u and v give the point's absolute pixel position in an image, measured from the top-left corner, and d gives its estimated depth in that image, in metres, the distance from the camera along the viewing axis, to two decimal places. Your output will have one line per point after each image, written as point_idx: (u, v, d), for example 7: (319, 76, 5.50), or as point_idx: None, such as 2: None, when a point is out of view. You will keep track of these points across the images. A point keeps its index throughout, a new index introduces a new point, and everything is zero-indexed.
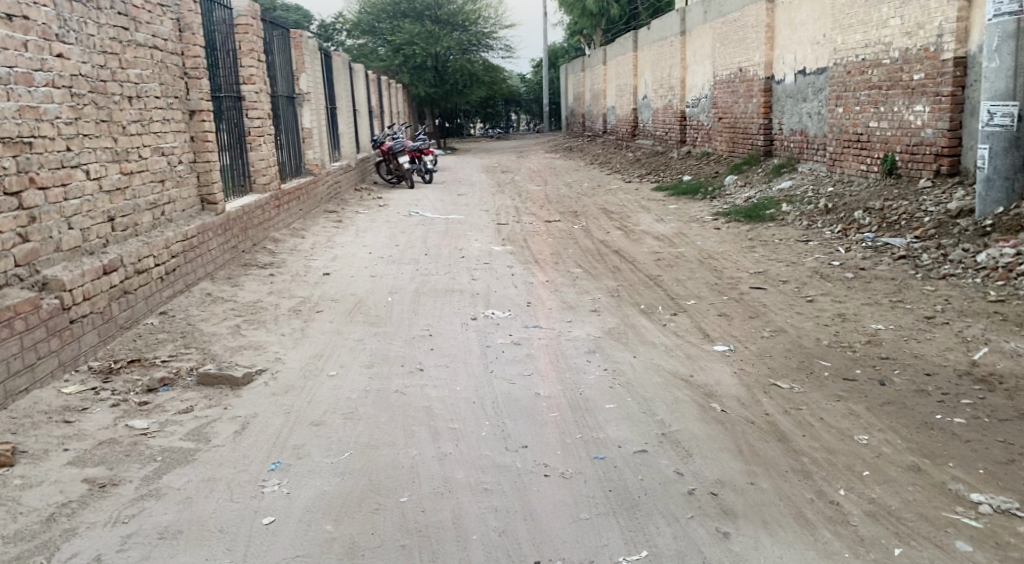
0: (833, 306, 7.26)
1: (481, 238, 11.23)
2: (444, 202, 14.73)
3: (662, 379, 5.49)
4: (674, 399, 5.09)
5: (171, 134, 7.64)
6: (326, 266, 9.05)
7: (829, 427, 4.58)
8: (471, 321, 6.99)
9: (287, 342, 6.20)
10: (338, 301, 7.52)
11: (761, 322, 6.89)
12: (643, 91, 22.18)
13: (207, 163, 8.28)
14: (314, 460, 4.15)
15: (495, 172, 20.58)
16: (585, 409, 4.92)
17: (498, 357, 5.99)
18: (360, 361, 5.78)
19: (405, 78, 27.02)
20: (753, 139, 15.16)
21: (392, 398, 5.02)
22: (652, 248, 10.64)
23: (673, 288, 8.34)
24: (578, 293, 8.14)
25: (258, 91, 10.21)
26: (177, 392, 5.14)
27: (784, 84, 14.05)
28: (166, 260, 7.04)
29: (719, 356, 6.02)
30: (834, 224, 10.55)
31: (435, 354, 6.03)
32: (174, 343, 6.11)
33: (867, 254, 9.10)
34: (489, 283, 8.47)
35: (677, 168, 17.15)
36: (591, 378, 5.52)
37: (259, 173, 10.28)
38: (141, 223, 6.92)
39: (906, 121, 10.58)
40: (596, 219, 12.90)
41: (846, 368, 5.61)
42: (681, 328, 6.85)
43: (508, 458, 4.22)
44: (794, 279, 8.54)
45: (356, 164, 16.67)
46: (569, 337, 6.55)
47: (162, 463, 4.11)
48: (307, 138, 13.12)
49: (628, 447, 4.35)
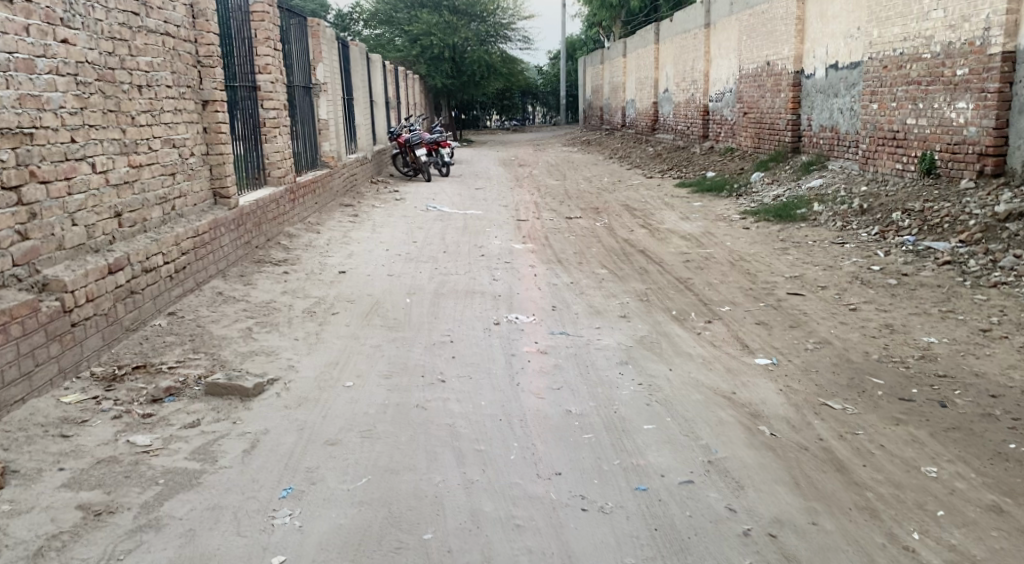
0: (879, 316, 6.88)
1: (502, 235, 10.88)
2: (462, 197, 14.36)
3: (702, 395, 5.11)
4: (717, 419, 4.72)
5: (182, 124, 7.29)
6: (343, 264, 8.71)
7: (892, 456, 4.23)
8: (495, 326, 6.62)
9: (301, 347, 5.85)
10: (356, 302, 7.17)
11: (803, 333, 6.50)
12: (664, 85, 21.73)
13: (220, 155, 7.93)
14: (329, 487, 3.79)
15: (512, 166, 20.16)
16: (621, 430, 4.54)
17: (524, 368, 5.60)
18: (378, 370, 5.42)
19: (421, 69, 26.63)
20: (780, 135, 14.71)
21: (412, 413, 4.65)
22: (679, 248, 10.23)
23: (705, 293, 7.93)
24: (605, 296, 7.75)
25: (274, 81, 9.85)
26: (184, 402, 4.77)
27: (814, 79, 13.59)
28: (176, 258, 6.69)
29: (762, 370, 5.64)
30: (870, 225, 10.12)
31: (458, 363, 5.66)
32: (182, 348, 5.75)
33: (908, 259, 8.73)
34: (511, 284, 8.10)
35: (701, 164, 16.71)
36: (624, 393, 5.14)
37: (274, 166, 9.93)
38: (150, 219, 6.57)
39: (947, 119, 10.13)
40: (619, 216, 12.49)
41: (902, 388, 5.26)
42: (718, 338, 6.46)
43: (541, 488, 3.85)
44: (832, 284, 8.15)
45: (372, 156, 16.29)
46: (599, 346, 6.16)
47: (164, 488, 3.74)
48: (323, 129, 12.74)
49: (672, 476, 3.98)
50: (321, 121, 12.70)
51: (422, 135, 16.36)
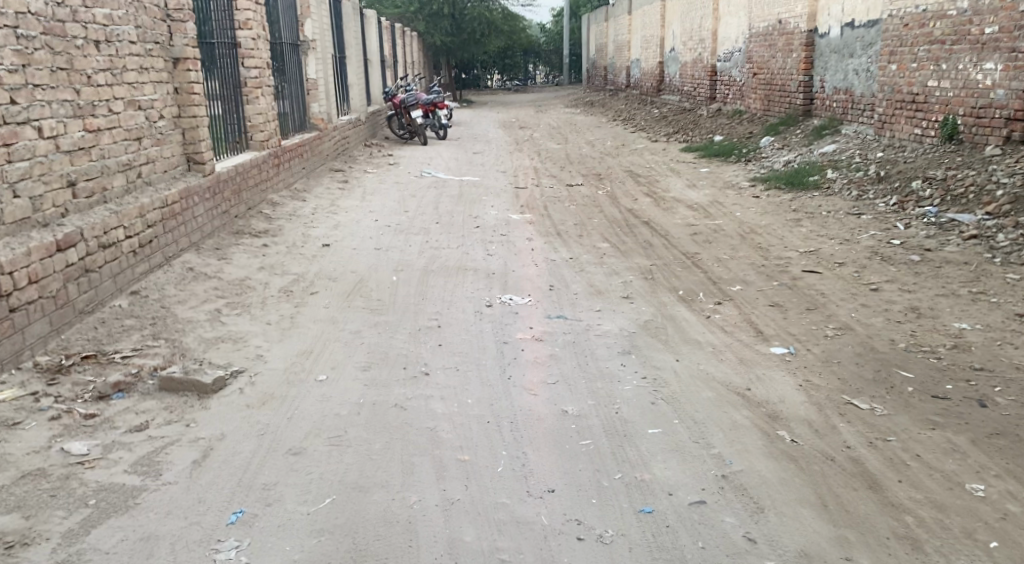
0: (903, 298, 6.34)
1: (498, 204, 10.32)
2: (459, 162, 13.75)
3: (713, 393, 4.58)
4: (730, 423, 4.19)
5: (149, 84, 6.70)
6: (327, 236, 8.17)
7: (930, 469, 3.71)
8: (487, 309, 6.09)
9: (272, 333, 5.33)
10: (338, 280, 6.64)
11: (822, 317, 5.96)
12: (670, 44, 20.97)
13: (193, 118, 7.34)
14: (287, 510, 3.33)
15: (512, 128, 19.47)
16: (624, 435, 4.03)
17: (517, 359, 5.08)
18: (355, 361, 4.89)
19: (421, 26, 25.82)
20: (791, 98, 14.05)
21: (390, 415, 4.14)
22: (685, 219, 9.69)
23: (714, 270, 7.39)
24: (607, 274, 7.21)
25: (256, 37, 9.21)
26: (134, 399, 4.23)
27: (828, 38, 12.92)
28: (141, 232, 6.15)
29: (779, 362, 5.10)
30: (888, 195, 9.56)
31: (444, 353, 5.13)
32: (141, 335, 5.21)
33: (931, 233, 8.22)
34: (507, 259, 7.55)
35: (707, 127, 16.07)
36: (627, 390, 4.62)
37: (257, 129, 9.33)
38: (111, 188, 6.01)
39: (972, 80, 9.51)
40: (622, 184, 11.90)
41: (935, 383, 4.74)
42: (730, 323, 5.92)
43: (530, 510, 3.37)
44: (851, 260, 7.61)
45: (366, 118, 15.67)
46: (599, 332, 5.64)
47: (93, 511, 3.29)
48: (312, 90, 12.11)
49: (681, 495, 3.48)
50: (310, 82, 12.08)
51: (419, 96, 15.72)
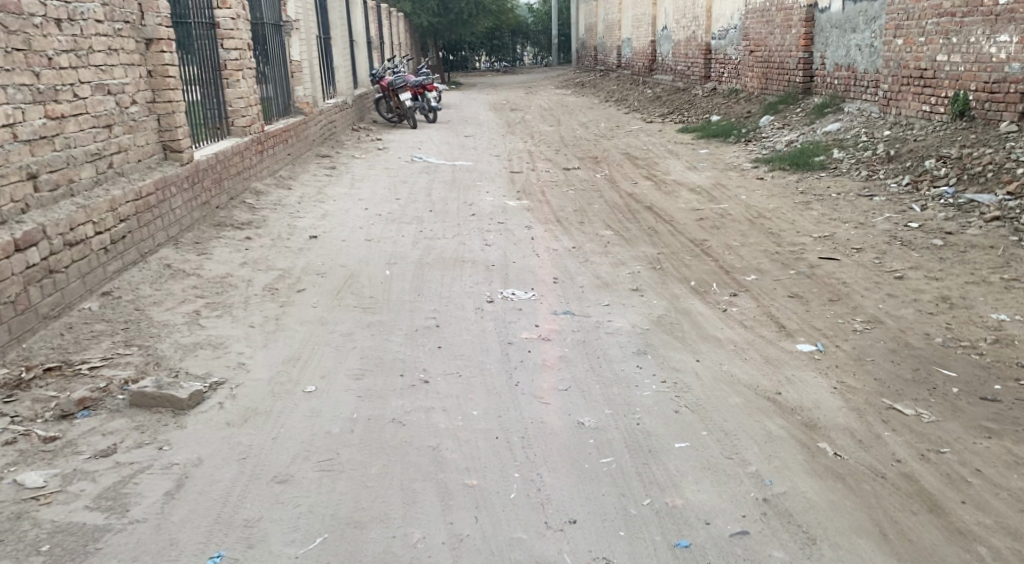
0: (931, 286, 5.94)
1: (493, 190, 9.87)
2: (450, 146, 13.27)
3: (742, 399, 4.17)
4: (764, 433, 3.78)
5: (119, 67, 6.21)
6: (315, 227, 7.72)
7: (995, 487, 3.36)
8: (487, 305, 5.66)
9: (256, 338, 4.88)
10: (326, 276, 6.20)
11: (847, 309, 5.56)
12: (662, 23, 20.46)
13: (169, 104, 6.85)
14: (272, 554, 2.95)
15: (503, 111, 18.95)
16: (648, 450, 3.62)
17: (524, 362, 4.66)
18: (346, 369, 4.45)
19: (407, 7, 25.19)
20: (790, 75, 13.60)
21: (387, 432, 3.71)
22: (689, 203, 9.26)
23: (726, 258, 6.98)
24: (613, 264, 6.78)
25: (235, 17, 8.71)
26: (101, 417, 3.76)
27: (829, 13, 12.49)
28: (112, 227, 5.69)
29: (808, 361, 4.69)
30: (900, 175, 9.16)
31: (444, 357, 4.70)
32: (111, 341, 4.75)
33: (949, 214, 7.84)
34: (505, 250, 7.12)
35: (704, 107, 15.61)
36: (646, 398, 4.20)
37: (239, 114, 8.86)
38: (78, 181, 5.56)
39: (984, 54, 9.10)
40: (620, 167, 11.46)
41: (980, 382, 4.36)
42: (749, 317, 5.50)
43: (551, 549, 3.02)
44: (868, 245, 7.20)
45: (353, 102, 15.16)
46: (610, 330, 5.22)
47: (47, 560, 2.88)
48: (297, 72, 11.60)
49: (720, 525, 3.15)
50: (294, 63, 11.57)
51: (407, 78, 15.22)
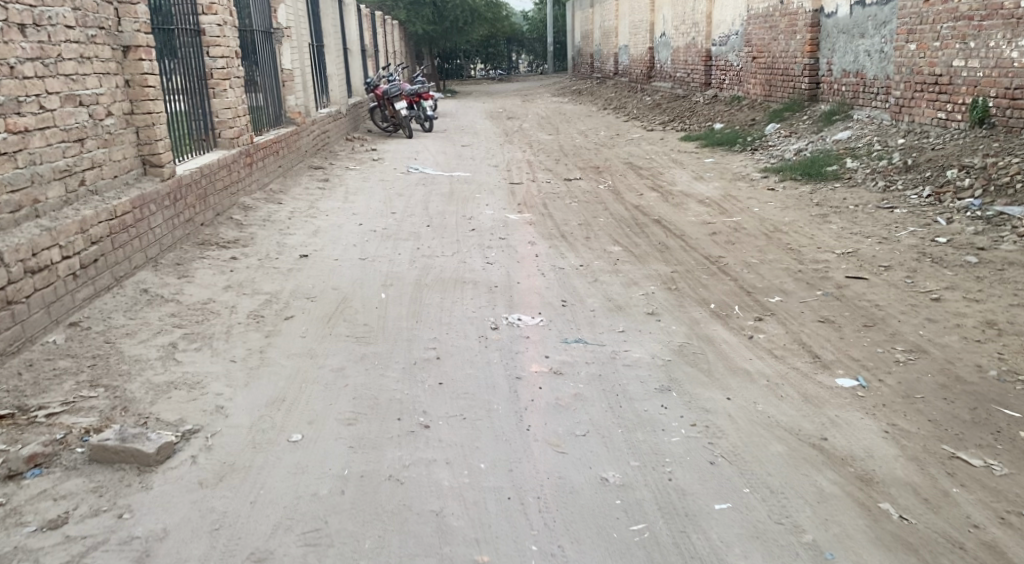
0: (973, 309, 5.47)
1: (493, 202, 9.41)
2: (446, 155, 12.81)
3: (785, 446, 3.69)
4: (815, 491, 3.35)
5: (92, 77, 5.73)
6: (305, 244, 7.24)
7: None
8: (492, 333, 5.18)
9: (237, 375, 4.39)
10: (317, 300, 5.72)
11: (885, 336, 5.08)
12: (660, 29, 20.06)
13: (149, 115, 6.34)
14: None
15: (500, 119, 18.48)
16: (684, 515, 3.23)
17: (535, 402, 4.15)
18: (337, 412, 3.97)
19: (402, 15, 24.76)
20: (796, 82, 13.16)
21: (383, 493, 3.31)
22: (699, 215, 8.81)
23: (745, 277, 6.50)
24: (625, 284, 6.31)
25: (222, 23, 8.24)
26: (53, 478, 3.33)
27: (836, 17, 12.05)
28: (82, 250, 5.20)
29: (852, 399, 4.19)
30: (919, 186, 8.70)
31: (446, 395, 4.22)
32: (75, 381, 4.26)
33: (979, 228, 7.37)
34: (509, 269, 6.65)
35: (706, 115, 15.17)
36: (676, 445, 3.72)
37: (225, 125, 8.37)
38: (44, 201, 5.09)
39: (1005, 59, 8.64)
40: (623, 177, 11.02)
41: None
42: (779, 346, 5.02)
43: None
44: (896, 262, 6.74)
45: (347, 111, 14.70)
46: (628, 362, 4.74)
47: None
48: (288, 81, 11.12)
49: None
50: (285, 72, 11.10)
51: (402, 86, 14.76)
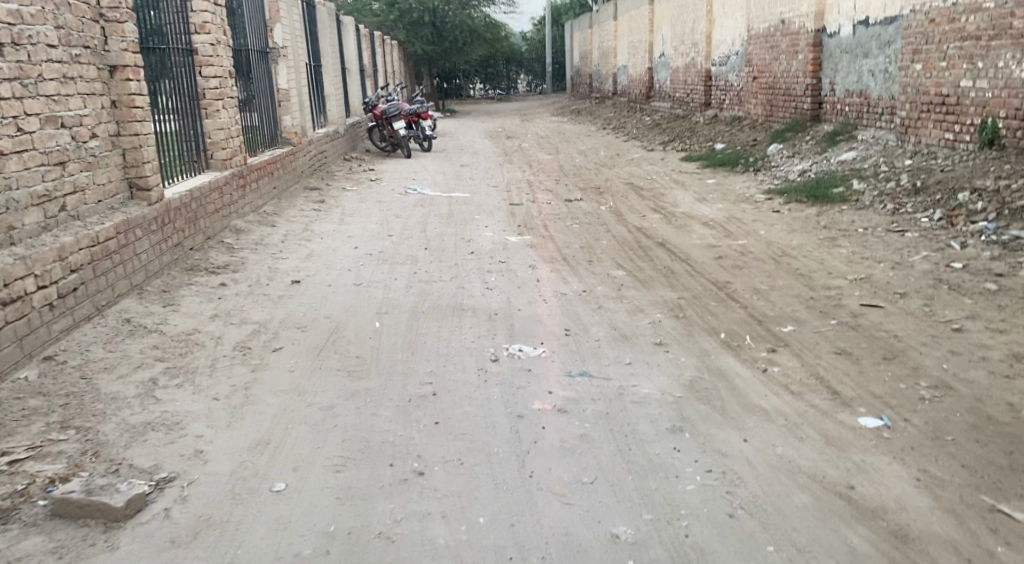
0: (998, 341, 5.20)
1: (492, 224, 9.15)
2: (444, 176, 12.56)
3: (810, 496, 3.43)
4: (847, 551, 3.13)
5: (76, 97, 5.47)
6: (297, 269, 6.97)
7: None
8: (492, 367, 4.89)
9: (219, 415, 4.10)
10: (307, 330, 5.44)
11: (908, 370, 4.82)
12: (659, 49, 19.90)
13: (136, 137, 6.08)
14: None
15: (499, 139, 18.26)
16: None
17: (538, 444, 3.87)
18: (325, 456, 3.69)
19: (401, 36, 24.61)
20: (798, 102, 12.94)
21: (373, 553, 3.07)
22: (705, 238, 8.55)
23: (756, 305, 6.23)
24: (630, 312, 6.04)
25: (215, 42, 7.99)
26: (10, 536, 3.12)
27: (839, 37, 11.84)
28: (60, 279, 4.93)
29: (880, 441, 3.92)
30: (930, 208, 8.44)
31: (443, 436, 3.93)
32: (45, 423, 3.97)
33: (996, 253, 7.11)
34: (509, 295, 6.38)
35: (706, 135, 14.95)
36: (692, 495, 3.44)
37: (217, 146, 8.12)
38: (20, 228, 4.82)
39: (1015, 79, 8.41)
40: (625, 198, 10.78)
41: None
42: (796, 380, 4.73)
43: None
44: (912, 289, 6.47)
45: (344, 131, 14.46)
46: (637, 399, 4.45)
47: None
48: (284, 100, 10.88)
49: None
50: (280, 92, 10.86)
51: (400, 106, 14.53)
